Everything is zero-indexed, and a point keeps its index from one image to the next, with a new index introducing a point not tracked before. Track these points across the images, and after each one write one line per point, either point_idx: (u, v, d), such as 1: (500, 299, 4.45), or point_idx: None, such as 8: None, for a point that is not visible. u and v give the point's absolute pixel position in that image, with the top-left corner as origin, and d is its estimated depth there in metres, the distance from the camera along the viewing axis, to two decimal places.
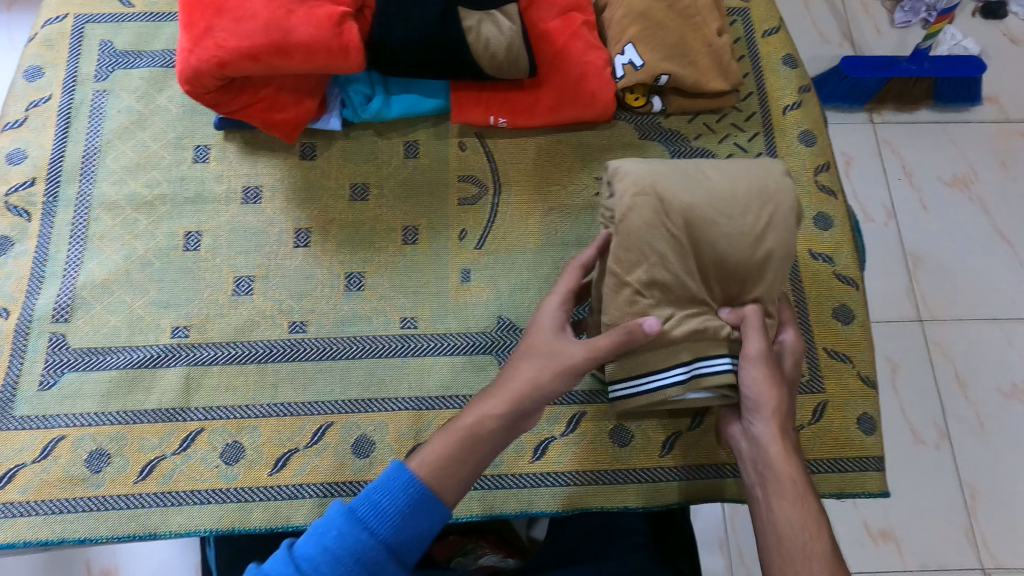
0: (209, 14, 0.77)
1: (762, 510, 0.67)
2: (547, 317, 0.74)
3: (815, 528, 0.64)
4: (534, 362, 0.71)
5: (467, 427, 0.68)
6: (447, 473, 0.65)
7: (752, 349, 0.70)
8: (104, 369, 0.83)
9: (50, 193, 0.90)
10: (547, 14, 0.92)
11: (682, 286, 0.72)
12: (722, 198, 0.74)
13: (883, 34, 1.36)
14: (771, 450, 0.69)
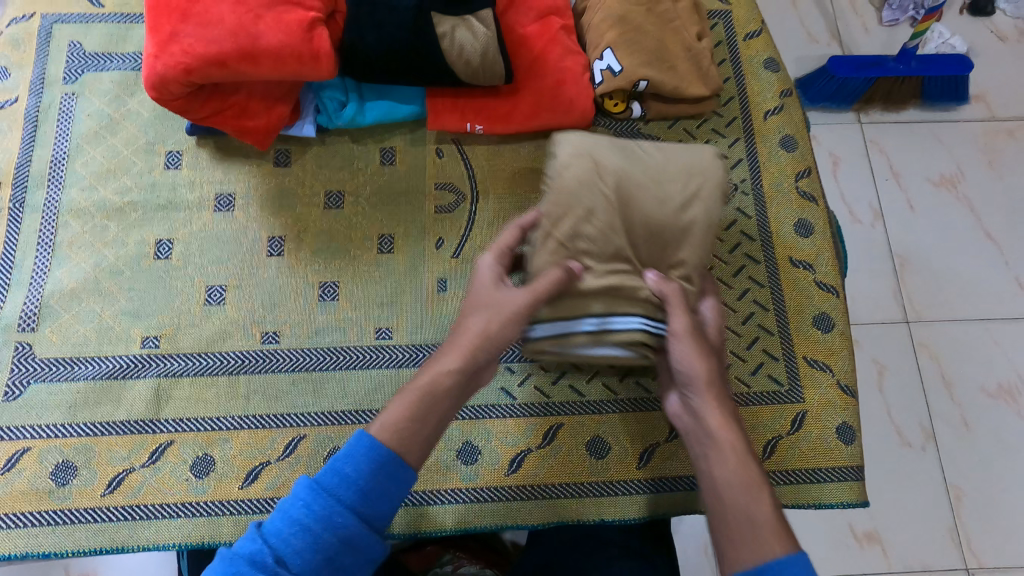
0: (174, 20, 0.76)
1: (706, 482, 0.61)
2: (486, 269, 0.70)
3: (762, 496, 0.59)
4: (478, 310, 0.67)
5: (422, 388, 0.64)
6: (410, 434, 0.63)
7: (678, 326, 0.67)
8: (72, 380, 0.82)
9: (17, 199, 0.89)
10: (525, 18, 0.91)
11: (607, 243, 0.71)
12: (658, 167, 0.74)
13: (870, 33, 1.35)
14: (711, 421, 0.63)
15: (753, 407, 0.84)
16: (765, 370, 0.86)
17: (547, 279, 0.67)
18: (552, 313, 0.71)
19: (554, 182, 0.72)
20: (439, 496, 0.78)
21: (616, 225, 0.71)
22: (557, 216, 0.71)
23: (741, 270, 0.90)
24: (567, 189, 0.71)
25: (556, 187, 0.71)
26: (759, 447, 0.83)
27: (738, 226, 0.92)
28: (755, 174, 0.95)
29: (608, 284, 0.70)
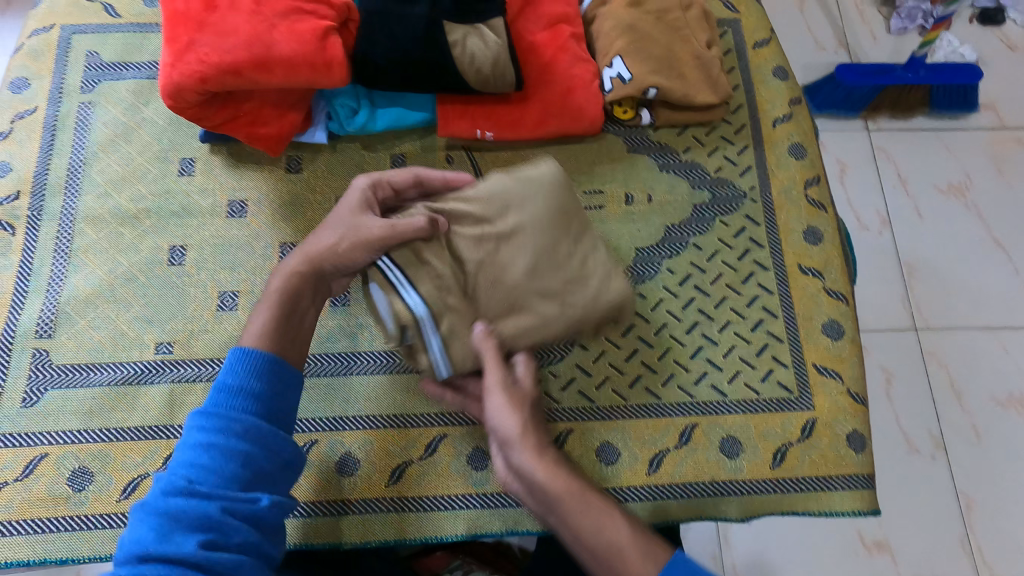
0: (190, 29, 0.76)
1: (567, 535, 0.62)
2: (356, 192, 0.74)
3: (608, 527, 0.60)
4: (342, 233, 0.71)
5: (278, 294, 0.70)
6: (275, 341, 0.68)
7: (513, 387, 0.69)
8: (87, 386, 0.82)
9: (35, 207, 0.90)
10: (535, 26, 0.92)
11: (466, 241, 0.73)
12: (556, 249, 0.75)
13: (878, 41, 1.35)
14: (537, 475, 0.63)
15: (763, 414, 0.84)
16: (775, 377, 0.86)
17: (409, 224, 0.69)
18: (397, 257, 0.70)
19: (505, 176, 0.77)
20: (450, 501, 0.78)
21: (481, 243, 0.73)
22: (480, 207, 0.75)
23: (750, 276, 0.90)
24: (518, 184, 0.77)
25: (505, 183, 0.77)
26: (769, 454, 0.82)
27: (747, 232, 0.92)
28: (765, 181, 0.95)
29: (451, 281, 0.71)
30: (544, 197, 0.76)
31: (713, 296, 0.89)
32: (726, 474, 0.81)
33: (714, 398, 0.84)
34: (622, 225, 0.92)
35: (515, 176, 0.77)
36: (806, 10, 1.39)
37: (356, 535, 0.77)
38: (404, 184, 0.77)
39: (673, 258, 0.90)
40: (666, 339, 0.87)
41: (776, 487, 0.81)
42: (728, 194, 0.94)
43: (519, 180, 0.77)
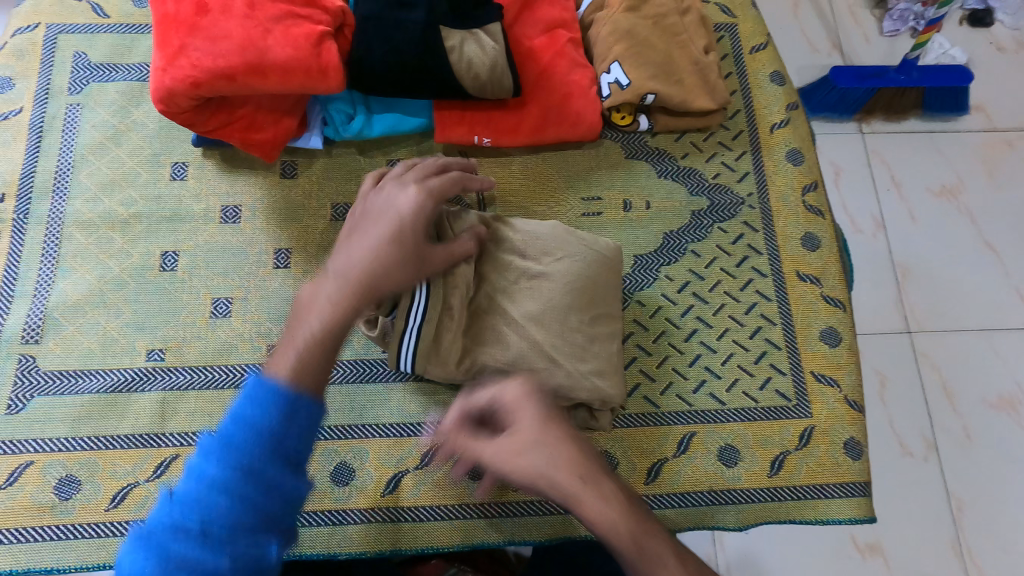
0: (182, 33, 0.75)
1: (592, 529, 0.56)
2: (407, 205, 0.68)
3: (631, 523, 0.55)
4: (404, 263, 0.66)
5: (322, 314, 0.62)
6: (314, 367, 0.59)
7: (505, 395, 0.61)
8: (76, 393, 0.81)
9: (21, 209, 0.88)
10: (532, 31, 0.91)
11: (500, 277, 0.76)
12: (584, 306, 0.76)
13: (871, 44, 1.36)
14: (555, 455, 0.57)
15: (761, 422, 0.84)
16: (773, 385, 0.86)
17: (464, 248, 0.72)
18: (431, 288, 0.70)
19: (560, 227, 0.79)
20: (446, 511, 0.78)
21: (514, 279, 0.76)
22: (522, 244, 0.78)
23: (748, 283, 0.90)
24: (569, 237, 0.78)
25: (557, 231, 0.78)
26: (767, 462, 0.82)
27: (745, 239, 0.92)
28: (762, 187, 0.95)
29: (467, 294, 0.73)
30: (587, 259, 0.77)
31: (711, 303, 0.88)
32: (725, 483, 0.81)
33: (712, 407, 0.84)
34: (620, 232, 0.91)
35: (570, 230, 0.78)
36: (800, 12, 1.39)
37: (352, 546, 0.76)
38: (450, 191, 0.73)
39: (671, 265, 0.90)
40: (665, 347, 0.86)
41: (774, 496, 0.81)
42: (726, 201, 0.94)
43: (574, 235, 0.78)
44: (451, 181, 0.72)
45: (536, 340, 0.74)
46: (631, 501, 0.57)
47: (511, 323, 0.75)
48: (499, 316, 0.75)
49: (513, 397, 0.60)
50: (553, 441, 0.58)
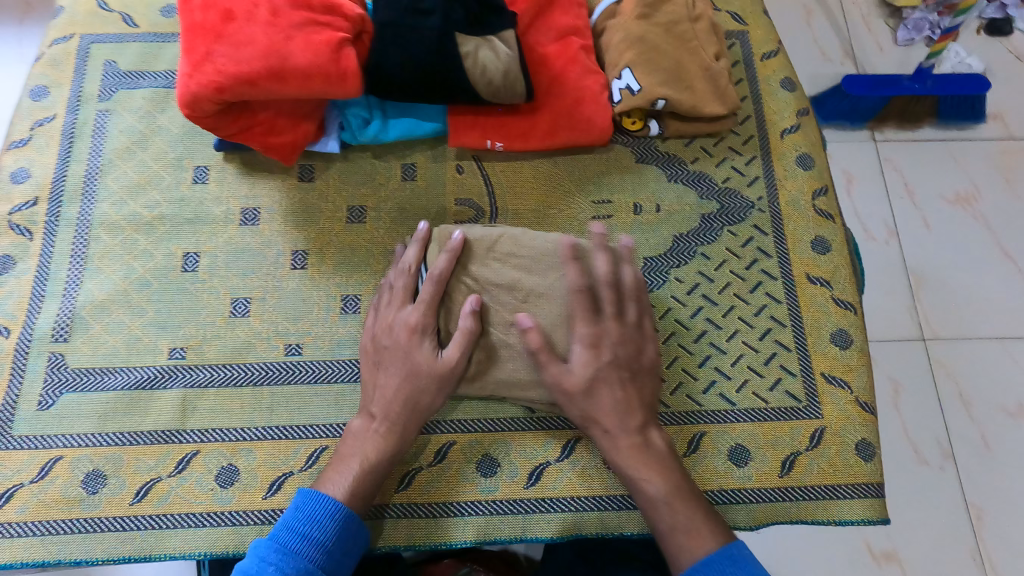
0: (208, 40, 0.78)
1: (617, 461, 0.73)
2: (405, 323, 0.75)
3: (659, 474, 0.72)
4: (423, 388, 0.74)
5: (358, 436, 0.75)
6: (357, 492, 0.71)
7: (581, 332, 0.74)
8: (102, 390, 0.83)
9: (52, 212, 0.91)
10: (546, 38, 0.93)
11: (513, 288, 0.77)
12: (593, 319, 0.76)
13: (885, 52, 1.36)
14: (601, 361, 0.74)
15: (770, 422, 0.84)
16: (783, 386, 0.86)
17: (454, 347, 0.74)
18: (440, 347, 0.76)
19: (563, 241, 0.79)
20: (458, 508, 0.79)
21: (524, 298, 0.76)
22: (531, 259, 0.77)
23: (758, 286, 0.91)
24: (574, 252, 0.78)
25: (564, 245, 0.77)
26: (778, 463, 0.83)
27: (755, 242, 0.93)
28: (772, 192, 0.96)
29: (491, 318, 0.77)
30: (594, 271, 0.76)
31: (721, 305, 0.89)
32: (735, 483, 0.82)
33: (721, 407, 0.85)
34: (630, 234, 0.93)
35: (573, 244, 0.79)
36: (812, 21, 1.40)
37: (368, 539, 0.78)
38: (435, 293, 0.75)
39: (681, 267, 0.91)
40: (675, 348, 0.87)
41: (785, 496, 0.81)
42: (736, 204, 0.95)
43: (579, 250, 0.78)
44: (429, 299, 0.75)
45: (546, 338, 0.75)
46: (658, 457, 0.73)
47: (522, 322, 0.76)
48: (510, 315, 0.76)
49: (589, 339, 0.73)
50: (603, 395, 0.73)
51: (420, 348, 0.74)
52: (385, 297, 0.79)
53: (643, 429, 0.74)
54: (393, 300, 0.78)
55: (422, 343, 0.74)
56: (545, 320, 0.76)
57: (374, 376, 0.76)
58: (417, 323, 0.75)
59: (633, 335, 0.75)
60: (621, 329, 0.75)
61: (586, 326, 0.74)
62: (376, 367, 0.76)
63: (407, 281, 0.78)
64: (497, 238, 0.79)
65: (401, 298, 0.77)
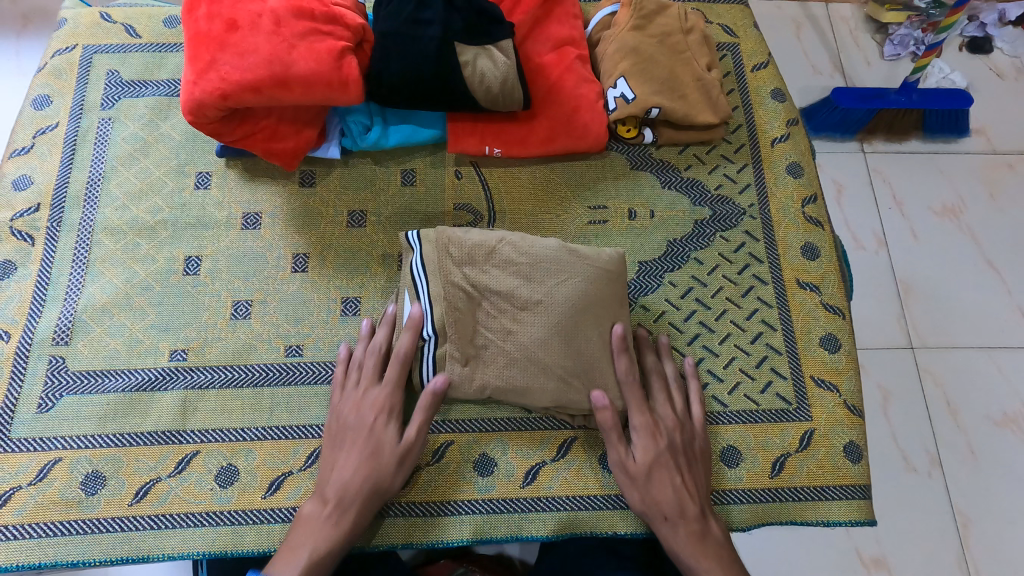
0: (212, 48, 0.80)
1: (671, 544, 0.75)
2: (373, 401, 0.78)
3: (714, 558, 0.73)
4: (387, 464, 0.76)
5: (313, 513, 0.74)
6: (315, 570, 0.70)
7: (638, 420, 0.78)
8: (102, 392, 0.84)
9: (54, 218, 0.92)
10: (542, 48, 0.95)
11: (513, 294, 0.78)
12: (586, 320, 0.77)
13: (872, 66, 1.40)
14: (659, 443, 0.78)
15: (762, 424, 0.86)
16: (774, 388, 0.88)
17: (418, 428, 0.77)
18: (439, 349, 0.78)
19: (561, 247, 0.79)
20: (455, 506, 0.80)
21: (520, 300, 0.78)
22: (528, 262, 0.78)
23: (749, 290, 0.93)
24: (571, 257, 0.79)
25: (562, 248, 0.79)
26: (768, 463, 0.84)
27: (746, 248, 0.95)
28: (763, 199, 0.98)
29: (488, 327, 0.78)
30: (590, 275, 0.78)
31: (714, 309, 0.91)
32: (727, 483, 0.83)
33: (714, 408, 0.87)
34: (625, 239, 0.95)
35: (570, 249, 0.79)
36: (802, 35, 1.43)
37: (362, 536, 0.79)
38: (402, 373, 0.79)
39: (674, 271, 0.93)
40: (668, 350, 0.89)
41: (775, 496, 0.83)
42: (727, 211, 0.97)
43: (575, 255, 0.79)
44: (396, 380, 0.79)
45: (542, 338, 0.76)
46: (715, 545, 0.74)
47: (519, 323, 0.78)
48: (508, 316, 0.78)
49: (649, 427, 0.78)
50: (664, 481, 0.76)
51: (386, 427, 0.77)
52: (351, 374, 0.81)
53: (703, 517, 0.76)
54: (360, 379, 0.81)
55: (386, 426, 0.77)
56: (542, 320, 0.77)
57: (335, 457, 0.77)
58: (383, 405, 0.78)
59: (683, 421, 0.81)
60: (675, 415, 0.81)
61: (642, 411, 0.78)
62: (338, 447, 0.77)
63: (375, 360, 0.81)
64: (495, 245, 0.79)
65: (368, 377, 0.80)
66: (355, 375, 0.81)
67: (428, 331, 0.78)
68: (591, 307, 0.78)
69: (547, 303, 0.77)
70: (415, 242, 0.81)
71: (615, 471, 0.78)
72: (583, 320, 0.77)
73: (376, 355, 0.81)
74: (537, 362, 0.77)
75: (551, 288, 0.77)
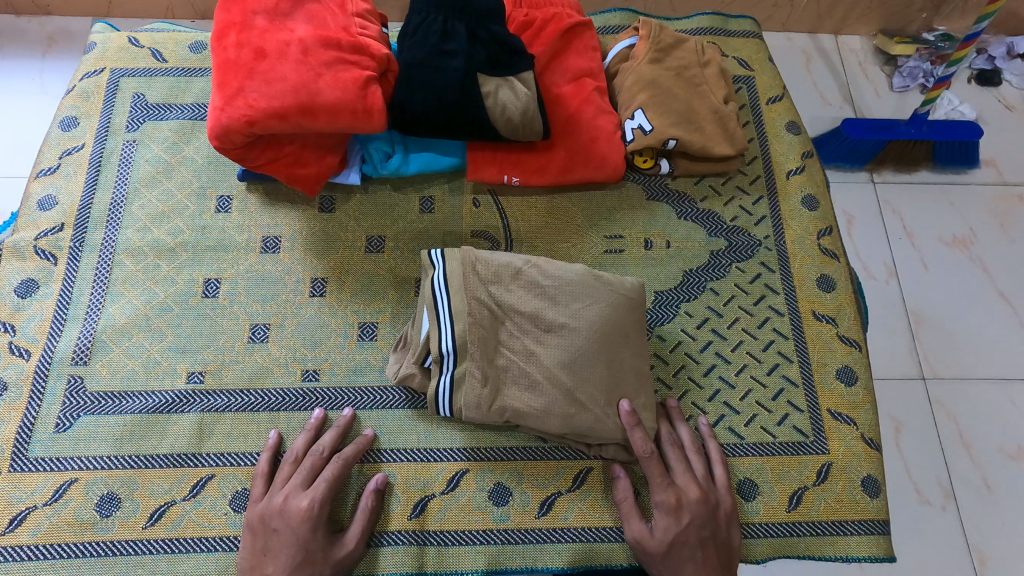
0: (241, 76, 0.81)
1: None
2: (306, 499, 0.76)
3: None
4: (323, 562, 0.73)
5: None
6: None
7: (659, 497, 0.78)
8: (119, 413, 0.84)
9: (77, 238, 0.93)
10: (561, 79, 0.97)
11: (538, 316, 0.78)
12: (606, 350, 0.78)
13: (883, 98, 1.41)
14: (680, 517, 0.77)
15: (778, 457, 0.86)
16: (791, 421, 0.88)
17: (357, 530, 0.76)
18: (458, 373, 0.77)
19: (586, 272, 0.80)
20: (470, 536, 0.79)
21: (541, 326, 0.78)
22: (548, 290, 0.78)
23: (765, 322, 0.93)
24: (595, 283, 0.79)
25: (583, 274, 0.79)
26: (785, 497, 0.84)
27: (763, 279, 0.95)
28: (779, 231, 0.98)
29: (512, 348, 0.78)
30: (609, 304, 0.78)
31: (730, 340, 0.91)
32: (743, 517, 0.83)
33: (730, 441, 0.86)
34: (641, 268, 0.95)
35: (594, 274, 0.80)
36: (813, 66, 1.45)
37: (373, 566, 0.78)
38: (340, 474, 0.78)
39: (690, 301, 0.93)
40: (684, 380, 0.89)
41: (793, 531, 0.82)
42: (743, 242, 0.97)
43: (599, 281, 0.79)
44: (333, 479, 0.78)
45: (561, 366, 0.76)
46: None
47: (539, 351, 0.78)
48: (528, 343, 0.78)
49: (670, 504, 0.77)
50: (684, 557, 0.76)
51: (322, 527, 0.75)
52: (285, 472, 0.79)
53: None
54: (289, 479, 0.78)
55: (316, 531, 0.74)
56: (561, 349, 0.77)
57: (262, 564, 0.74)
58: (309, 509, 0.75)
59: (705, 487, 0.80)
60: (698, 485, 0.79)
61: (663, 487, 0.78)
62: (264, 553, 0.74)
63: (312, 462, 0.79)
64: (521, 266, 0.80)
65: (298, 479, 0.78)
66: (289, 475, 0.79)
67: (446, 346, 0.76)
68: (610, 336, 0.78)
69: (567, 330, 0.77)
70: (438, 259, 0.80)
71: (634, 548, 0.78)
72: (602, 349, 0.77)
73: (314, 457, 0.80)
74: (557, 392, 0.76)
75: (571, 316, 0.77)
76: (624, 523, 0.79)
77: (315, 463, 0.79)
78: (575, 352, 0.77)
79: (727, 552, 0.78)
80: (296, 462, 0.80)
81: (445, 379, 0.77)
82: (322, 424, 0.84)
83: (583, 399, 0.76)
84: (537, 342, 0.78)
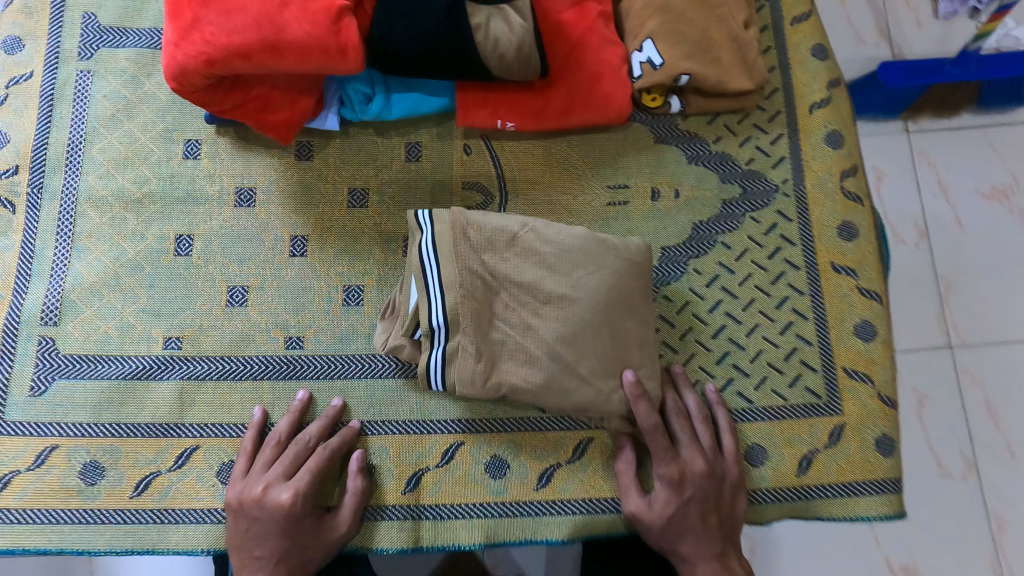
0: (195, 4, 0.71)
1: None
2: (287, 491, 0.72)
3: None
4: (311, 551, 0.72)
5: None
6: None
7: (661, 471, 0.74)
8: (97, 378, 0.80)
9: (34, 183, 0.86)
10: (560, 4, 0.84)
11: (536, 287, 0.71)
12: (609, 321, 0.72)
13: (924, 28, 1.23)
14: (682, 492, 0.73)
15: (789, 421, 0.82)
16: (803, 383, 0.83)
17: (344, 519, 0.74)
18: (450, 347, 0.72)
19: (588, 235, 0.72)
20: (467, 510, 0.77)
21: (538, 297, 0.71)
22: (548, 257, 0.72)
23: (780, 277, 0.86)
24: (599, 247, 0.72)
25: (586, 238, 0.72)
26: (795, 461, 0.81)
27: (779, 229, 0.88)
28: (799, 174, 0.90)
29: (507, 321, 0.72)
30: (613, 271, 0.72)
31: (742, 298, 0.85)
32: (751, 483, 0.80)
33: (739, 405, 0.83)
34: (648, 222, 0.88)
35: (598, 238, 0.73)
36: None
37: (369, 540, 0.76)
38: (324, 465, 0.75)
39: (700, 258, 0.87)
40: (692, 344, 0.84)
41: (802, 495, 0.80)
42: (760, 189, 0.89)
43: (603, 245, 0.72)
44: (317, 470, 0.74)
45: (560, 339, 0.70)
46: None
47: (537, 320, 0.71)
48: (525, 315, 0.72)
49: (672, 479, 0.73)
50: (684, 528, 0.73)
51: (308, 519, 0.72)
52: (267, 456, 0.75)
53: (723, 557, 0.74)
54: (270, 465, 0.75)
55: (301, 523, 0.72)
56: (561, 321, 0.71)
57: (249, 548, 0.72)
58: (292, 503, 0.71)
59: (711, 459, 0.76)
60: (703, 456, 0.75)
61: (666, 460, 0.73)
62: (249, 537, 0.72)
63: (296, 450, 0.75)
64: (517, 231, 0.72)
65: (281, 467, 0.74)
66: (271, 458, 0.76)
67: (438, 321, 0.71)
68: (613, 306, 0.72)
69: (569, 300, 0.71)
70: (428, 223, 0.73)
71: (632, 520, 0.76)
72: (606, 320, 0.71)
73: (298, 445, 0.76)
74: (556, 366, 0.71)
75: (571, 285, 0.71)
76: (621, 496, 0.76)
77: (297, 452, 0.75)
78: (575, 325, 0.71)
79: (730, 530, 0.75)
80: (279, 446, 0.76)
81: (436, 358, 0.72)
82: (307, 407, 0.79)
83: (583, 372, 0.71)
84: (534, 313, 0.72)
